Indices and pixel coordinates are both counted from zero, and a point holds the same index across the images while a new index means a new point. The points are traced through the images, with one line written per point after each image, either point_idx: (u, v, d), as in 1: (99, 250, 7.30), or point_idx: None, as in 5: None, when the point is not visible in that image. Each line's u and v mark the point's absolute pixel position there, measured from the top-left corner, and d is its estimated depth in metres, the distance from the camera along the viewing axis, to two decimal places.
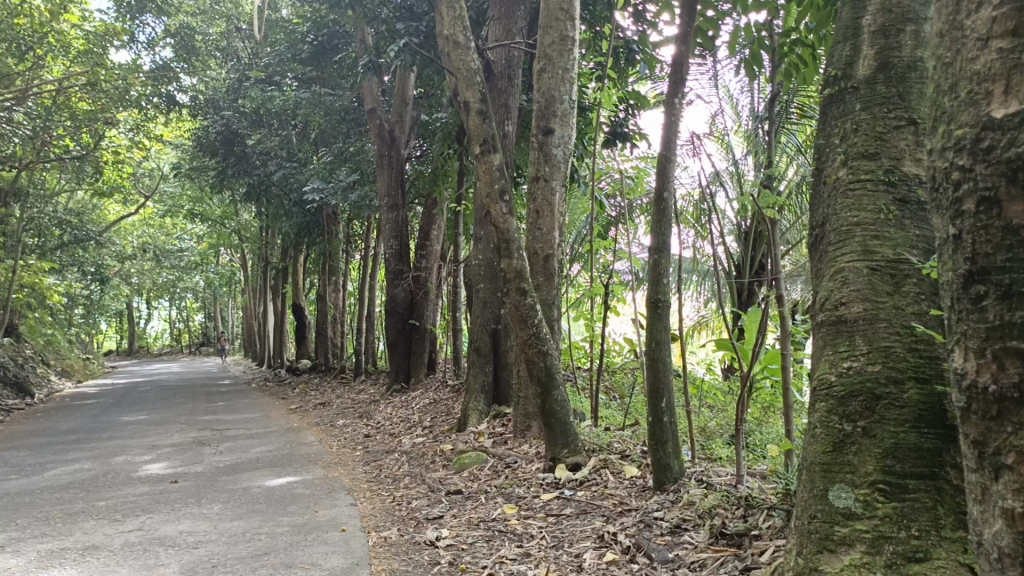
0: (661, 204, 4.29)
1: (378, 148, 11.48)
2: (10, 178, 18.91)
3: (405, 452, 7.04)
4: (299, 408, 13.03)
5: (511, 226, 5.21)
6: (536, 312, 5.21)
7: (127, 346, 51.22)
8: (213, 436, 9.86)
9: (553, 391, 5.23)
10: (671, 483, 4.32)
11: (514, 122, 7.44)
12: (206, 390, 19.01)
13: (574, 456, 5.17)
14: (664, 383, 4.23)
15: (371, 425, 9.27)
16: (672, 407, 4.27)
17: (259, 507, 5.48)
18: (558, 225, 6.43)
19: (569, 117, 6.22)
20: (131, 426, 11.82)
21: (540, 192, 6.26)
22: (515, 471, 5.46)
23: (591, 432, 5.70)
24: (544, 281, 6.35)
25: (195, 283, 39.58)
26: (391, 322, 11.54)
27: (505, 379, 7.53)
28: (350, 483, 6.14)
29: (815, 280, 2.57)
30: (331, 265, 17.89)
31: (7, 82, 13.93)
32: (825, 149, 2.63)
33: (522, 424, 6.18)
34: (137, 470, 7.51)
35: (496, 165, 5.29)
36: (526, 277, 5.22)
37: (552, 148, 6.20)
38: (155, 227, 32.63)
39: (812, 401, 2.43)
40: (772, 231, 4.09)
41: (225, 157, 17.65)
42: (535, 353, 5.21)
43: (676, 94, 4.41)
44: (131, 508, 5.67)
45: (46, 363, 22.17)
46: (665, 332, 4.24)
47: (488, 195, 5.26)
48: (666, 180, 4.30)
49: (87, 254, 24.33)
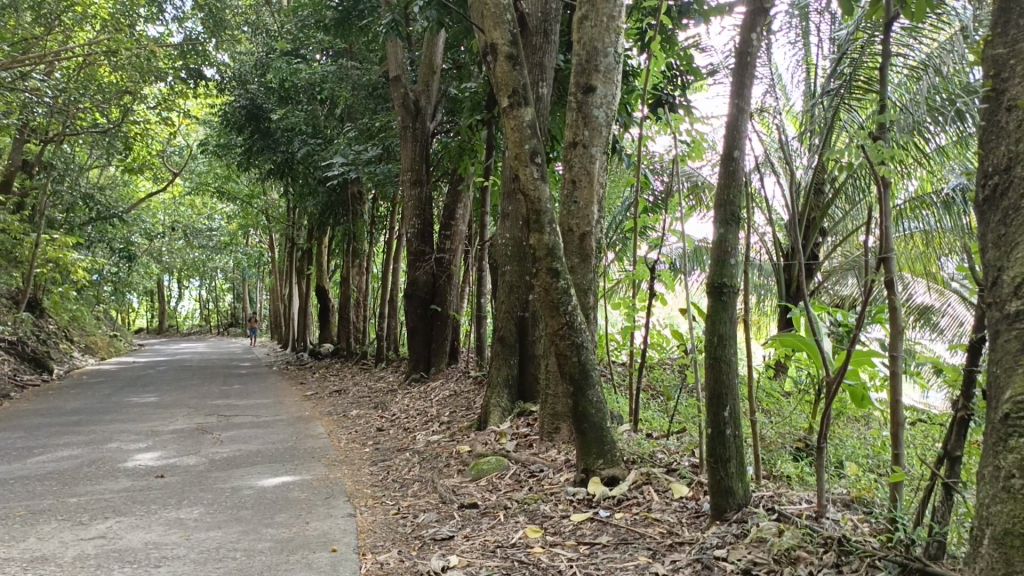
0: (730, 166, 3.49)
1: (402, 119, 10.62)
2: (36, 151, 18.44)
3: (417, 452, 6.26)
4: (313, 395, 12.30)
5: (543, 194, 4.41)
6: (570, 297, 4.38)
7: (157, 324, 51.22)
8: (218, 424, 9.17)
9: (588, 392, 4.41)
10: (734, 512, 3.47)
11: (550, 84, 6.67)
12: (225, 372, 18.40)
13: (611, 468, 4.38)
14: (728, 389, 3.42)
15: (385, 418, 8.54)
16: (736, 418, 3.46)
17: (243, 514, 4.73)
18: (597, 199, 5.59)
19: (612, 73, 5.39)
20: (139, 407, 11.22)
21: (577, 160, 5.43)
22: (541, 482, 4.69)
23: (631, 439, 4.89)
24: (580, 263, 5.54)
25: (225, 263, 39.24)
26: (411, 306, 10.79)
27: (531, 373, 6.75)
28: (352, 487, 5.37)
29: (997, 253, 1.76)
30: (356, 247, 17.22)
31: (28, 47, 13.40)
32: (1011, 64, 1.80)
33: (549, 425, 5.37)
34: (127, 460, 6.84)
35: (527, 121, 4.47)
36: (560, 257, 4.41)
37: (593, 109, 5.37)
38: (185, 205, 32.25)
39: (1002, 433, 1.64)
40: (884, 198, 3.25)
41: (250, 132, 16.97)
42: (566, 346, 4.38)
43: (754, 27, 3.51)
44: (101, 509, 4.95)
45: (69, 339, 21.83)
46: (730, 326, 3.44)
47: (516, 156, 4.45)
48: (736, 138, 3.50)
49: (115, 231, 23.94)
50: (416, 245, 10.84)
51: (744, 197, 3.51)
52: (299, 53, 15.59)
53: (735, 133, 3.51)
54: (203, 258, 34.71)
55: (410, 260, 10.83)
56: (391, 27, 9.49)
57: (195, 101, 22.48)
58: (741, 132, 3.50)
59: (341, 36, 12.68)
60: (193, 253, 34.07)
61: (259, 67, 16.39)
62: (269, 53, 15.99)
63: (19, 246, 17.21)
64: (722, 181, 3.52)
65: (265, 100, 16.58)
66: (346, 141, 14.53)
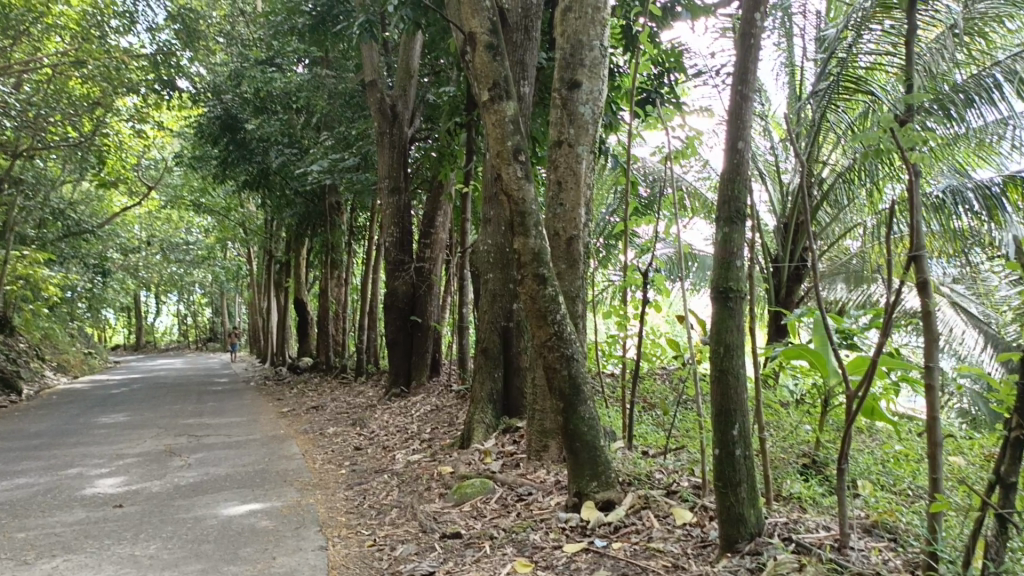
0: (735, 159, 3.18)
1: (378, 124, 10.24)
2: (4, 165, 17.91)
3: (396, 474, 5.88)
4: (289, 412, 11.86)
5: (527, 193, 4.06)
6: (559, 305, 4.03)
7: (135, 341, 50.38)
8: (188, 445, 8.74)
9: (579, 409, 4.05)
10: (745, 544, 3.13)
11: (532, 82, 6.35)
12: (200, 389, 17.90)
13: (605, 491, 4.02)
14: (736, 404, 3.10)
15: (363, 435, 8.15)
16: (746, 436, 3.12)
17: (204, 548, 4.33)
18: (584, 200, 5.25)
19: (599, 68, 5.07)
20: (107, 428, 10.75)
21: (563, 159, 5.09)
22: (530, 507, 4.33)
23: (626, 458, 4.53)
24: (568, 269, 5.18)
25: (204, 278, 38.59)
26: (390, 318, 10.39)
27: (517, 387, 6.39)
28: (325, 514, 4.99)
29: None
30: (334, 258, 16.83)
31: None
32: None
33: (537, 443, 5.01)
34: (86, 487, 6.41)
35: (510, 115, 4.13)
36: (547, 263, 4.06)
37: (579, 105, 5.03)
38: (162, 218, 31.66)
39: None
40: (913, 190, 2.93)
41: (225, 143, 16.53)
42: (555, 358, 4.02)
43: (757, 7, 3.19)
44: (49, 546, 4.54)
45: (41, 357, 21.22)
46: (738, 335, 3.13)
47: (497, 154, 4.11)
48: (740, 128, 3.18)
49: (89, 246, 23.38)
50: (395, 254, 10.45)
51: (750, 192, 3.19)
52: (274, 62, 15.19)
53: (739, 121, 3.18)
54: (180, 273, 34.06)
55: (389, 270, 10.46)
56: (365, 29, 9.13)
57: (170, 113, 22.00)
58: (745, 120, 3.18)
59: (316, 42, 12.31)
60: (170, 268, 33.43)
61: (234, 76, 16.00)
62: (244, 62, 15.57)
63: None
64: (725, 175, 3.20)
65: (241, 111, 16.17)
66: (322, 149, 14.08)
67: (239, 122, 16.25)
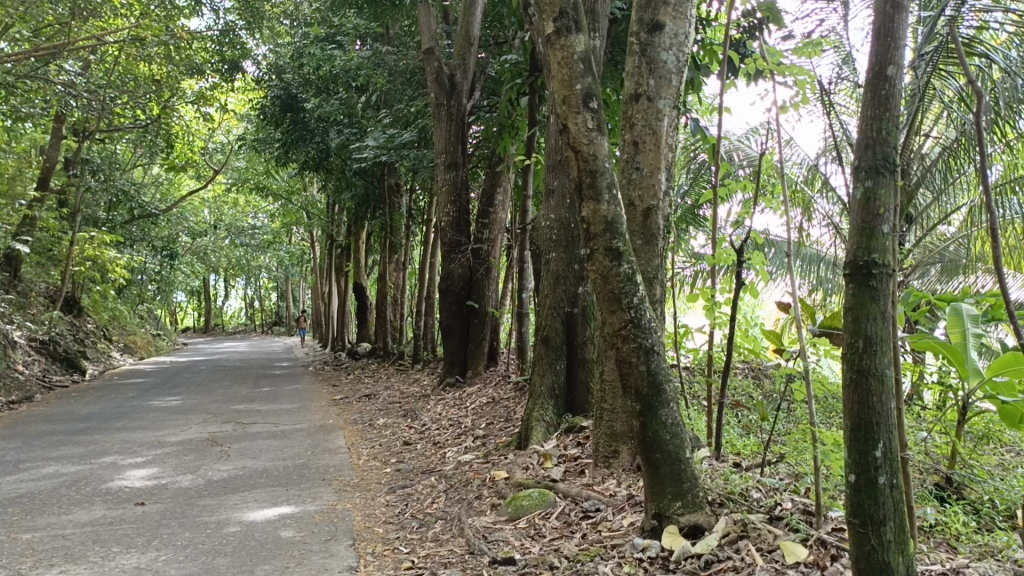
0: (883, 90, 2.37)
1: (435, 95, 9.54)
2: (73, 146, 17.79)
3: (445, 476, 5.24)
4: (341, 400, 11.35)
5: (598, 148, 3.32)
6: (636, 284, 3.28)
7: (204, 324, 50.88)
8: (233, 434, 8.24)
9: (660, 412, 3.31)
10: None
11: (603, 34, 5.58)
12: (258, 372, 17.60)
13: (692, 515, 3.28)
14: (880, 418, 2.34)
15: (414, 429, 7.54)
16: (892, 461, 2.36)
17: (217, 563, 3.73)
18: (665, 164, 4.46)
19: (686, 7, 4.27)
20: (156, 413, 10.37)
21: (640, 116, 4.31)
22: (598, 528, 3.63)
23: (716, 473, 3.79)
24: (644, 245, 4.43)
25: (270, 262, 38.58)
26: (445, 302, 9.79)
27: (582, 380, 5.69)
28: (361, 525, 4.36)
29: None
30: (392, 241, 16.22)
31: (59, 34, 12.67)
32: None
33: (606, 448, 4.28)
34: (113, 479, 5.91)
35: (580, 52, 3.40)
36: (622, 234, 3.31)
37: (659, 52, 4.25)
38: (228, 201, 31.59)
39: None
40: None
41: (287, 124, 16.03)
42: (631, 351, 3.27)
43: None
44: (51, 552, 3.99)
45: (108, 339, 21.25)
46: (883, 326, 2.36)
47: (563, 99, 3.38)
48: (890, 48, 2.38)
49: (157, 230, 23.36)
50: (451, 235, 9.80)
51: (902, 132, 2.40)
52: (335, 39, 14.53)
53: (888, 39, 2.39)
54: (247, 259, 33.98)
55: (444, 252, 9.83)
56: None
57: (235, 95, 21.70)
58: (896, 37, 2.38)
59: (375, 15, 11.59)
60: (237, 251, 33.41)
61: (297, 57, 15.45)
62: (305, 40, 14.93)
63: (55, 244, 16.57)
64: (868, 111, 2.42)
65: (300, 91, 15.53)
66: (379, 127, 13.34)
67: (299, 103, 15.70)
